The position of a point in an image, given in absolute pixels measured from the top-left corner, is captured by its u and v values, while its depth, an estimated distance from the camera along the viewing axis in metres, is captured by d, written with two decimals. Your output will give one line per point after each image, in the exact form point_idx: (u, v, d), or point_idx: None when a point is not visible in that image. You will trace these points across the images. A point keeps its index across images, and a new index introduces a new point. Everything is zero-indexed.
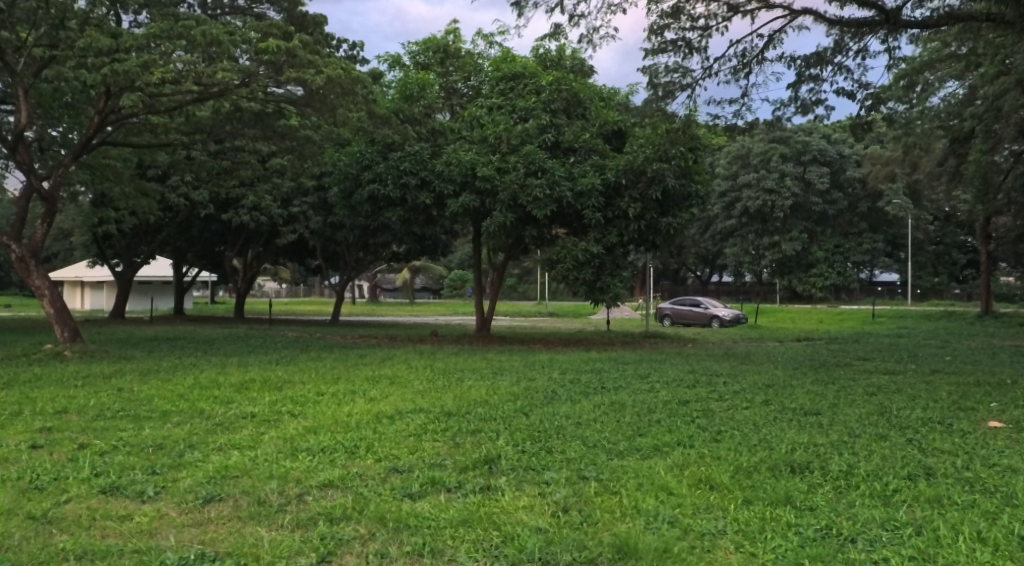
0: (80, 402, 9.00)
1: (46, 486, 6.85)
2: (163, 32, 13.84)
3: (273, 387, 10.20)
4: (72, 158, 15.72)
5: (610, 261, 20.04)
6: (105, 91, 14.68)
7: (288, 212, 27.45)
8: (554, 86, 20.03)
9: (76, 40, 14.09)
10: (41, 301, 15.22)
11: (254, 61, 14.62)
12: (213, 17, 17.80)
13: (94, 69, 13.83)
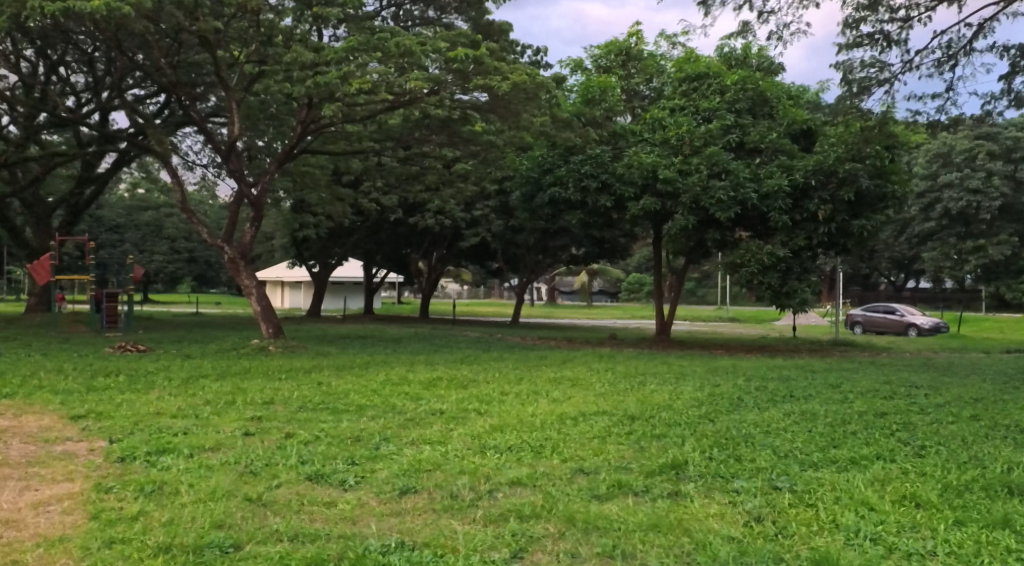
0: (285, 394, 9.57)
1: (259, 471, 7.34)
2: (360, 45, 14.38)
3: (459, 384, 10.49)
4: (277, 166, 16.85)
5: (797, 265, 19.35)
6: (306, 102, 15.63)
7: (471, 215, 28.38)
8: (739, 85, 19.95)
9: (283, 55, 15.06)
10: (249, 299, 16.29)
11: (443, 70, 15.04)
12: (405, 29, 19.11)
13: (297, 82, 14.74)
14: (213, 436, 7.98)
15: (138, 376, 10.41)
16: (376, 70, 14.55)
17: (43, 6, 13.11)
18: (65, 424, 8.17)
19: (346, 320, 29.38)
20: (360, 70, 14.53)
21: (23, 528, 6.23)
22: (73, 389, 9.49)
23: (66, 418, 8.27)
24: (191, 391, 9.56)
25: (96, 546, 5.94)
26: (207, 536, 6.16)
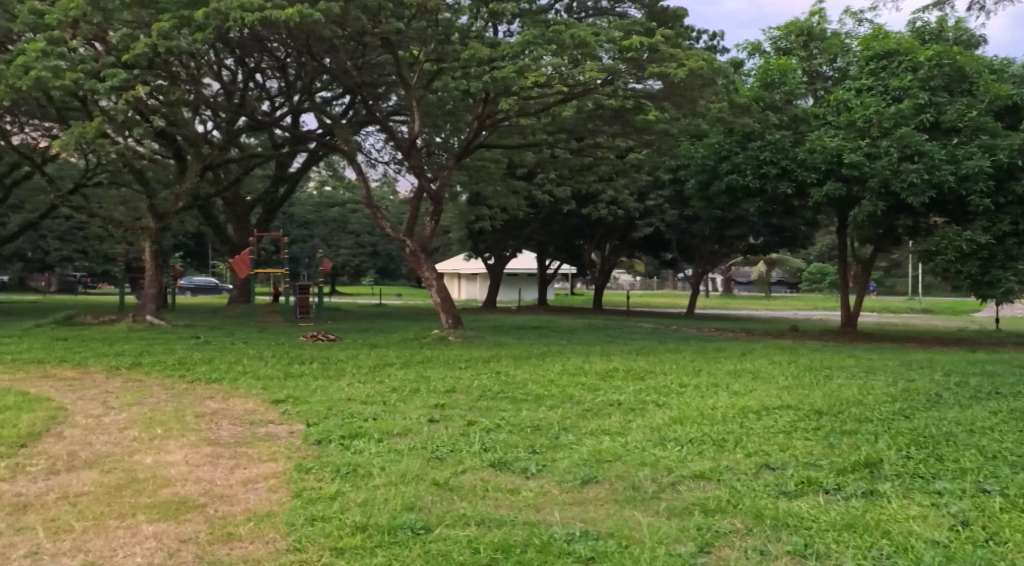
0: (466, 382, 9.85)
1: (445, 457, 7.57)
2: (536, 38, 14.77)
3: (637, 375, 10.52)
4: (455, 162, 17.39)
5: (1001, 252, 18.05)
6: (483, 97, 15.95)
7: (645, 206, 28.23)
8: (933, 62, 18.55)
9: (460, 53, 15.47)
10: (430, 291, 16.87)
11: (616, 59, 14.97)
12: (578, 21, 19.41)
13: (475, 78, 15.16)
14: (400, 422, 8.31)
15: (330, 363, 11.05)
16: (550, 64, 14.66)
17: (243, 16, 14.09)
18: (266, 408, 8.77)
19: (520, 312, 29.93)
20: (535, 64, 14.73)
21: (235, 503, 6.69)
22: (273, 375, 10.21)
23: (268, 402, 8.86)
24: (378, 379, 10.03)
25: (300, 523, 6.29)
26: (400, 518, 6.40)
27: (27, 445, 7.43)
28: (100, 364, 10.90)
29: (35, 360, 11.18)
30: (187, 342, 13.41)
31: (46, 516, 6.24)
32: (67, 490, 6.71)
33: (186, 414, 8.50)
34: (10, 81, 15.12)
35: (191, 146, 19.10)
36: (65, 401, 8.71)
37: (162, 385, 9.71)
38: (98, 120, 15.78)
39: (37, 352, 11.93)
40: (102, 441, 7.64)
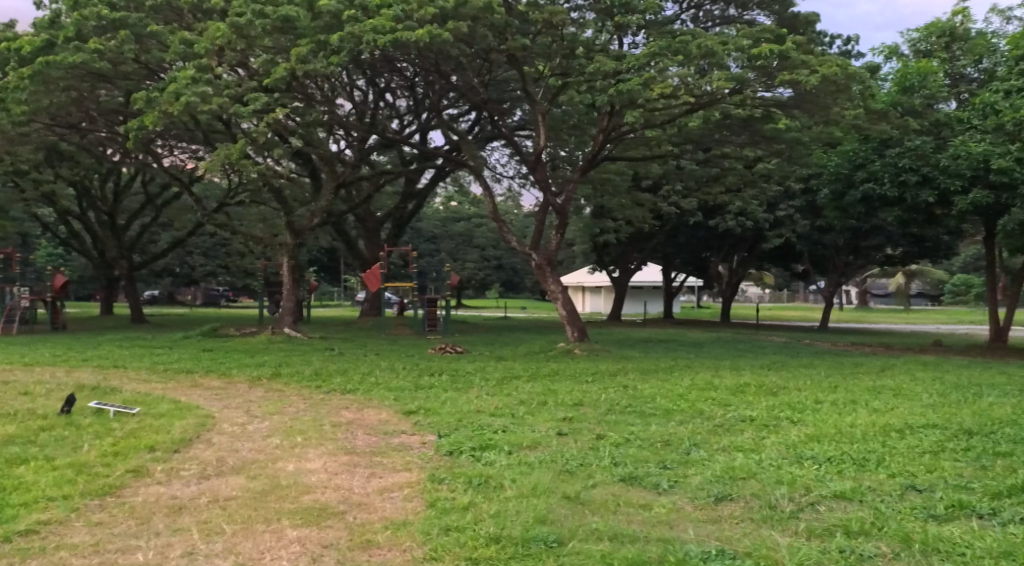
0: (594, 396, 9.86)
1: (575, 470, 7.58)
2: (663, 49, 14.66)
3: (769, 391, 10.28)
4: (580, 175, 17.44)
5: None
6: (609, 110, 16.05)
7: (774, 216, 27.55)
8: None
9: (586, 66, 15.48)
10: (555, 304, 16.96)
11: (745, 68, 14.66)
12: (705, 30, 18.80)
13: (600, 91, 15.26)
14: (530, 435, 8.37)
15: (458, 375, 11.24)
16: (676, 74, 14.74)
17: (375, 38, 14.72)
18: (399, 418, 8.99)
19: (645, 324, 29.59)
20: (661, 75, 14.75)
21: (373, 510, 6.87)
22: (404, 387, 10.47)
23: (400, 414, 9.08)
24: (506, 391, 10.16)
25: (435, 532, 6.40)
26: (533, 530, 6.42)
27: (180, 450, 7.86)
28: (243, 374, 11.43)
29: (184, 369, 11.83)
30: (322, 353, 13.92)
31: (200, 518, 6.58)
32: (217, 494, 7.05)
33: (324, 424, 8.80)
34: (163, 106, 16.03)
35: (325, 164, 19.88)
36: (212, 409, 9.18)
37: (300, 395, 10.11)
38: (242, 141, 16.63)
39: (187, 362, 12.62)
40: (247, 448, 8.01)
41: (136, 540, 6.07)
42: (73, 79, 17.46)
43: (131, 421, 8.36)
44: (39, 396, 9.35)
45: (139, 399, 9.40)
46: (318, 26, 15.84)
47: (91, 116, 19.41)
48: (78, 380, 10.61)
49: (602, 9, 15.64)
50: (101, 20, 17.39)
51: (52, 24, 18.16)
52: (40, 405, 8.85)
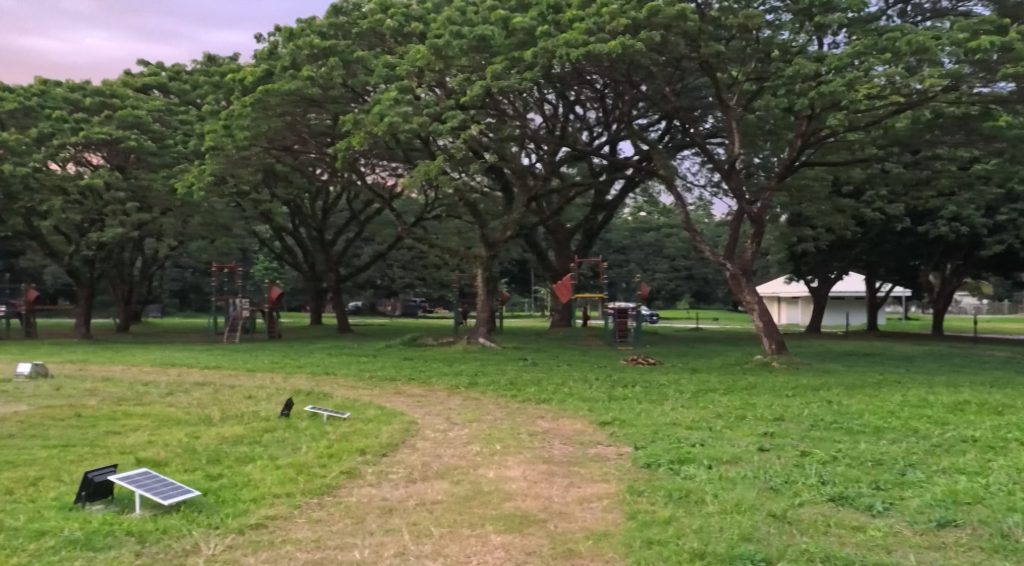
0: (795, 411, 9.57)
1: (780, 488, 7.29)
2: (869, 48, 14.20)
3: (993, 410, 9.58)
4: (777, 182, 16.92)
5: None
6: (809, 115, 15.58)
7: (993, 220, 25.54)
8: None
9: (785, 70, 15.12)
10: (752, 315, 16.61)
11: (961, 62, 13.87)
12: (914, 24, 17.95)
13: (801, 95, 14.87)
14: (729, 449, 8.20)
15: (652, 388, 11.19)
16: (882, 74, 14.14)
17: (568, 52, 14.88)
18: (595, 429, 9.04)
19: (844, 337, 28.24)
20: (866, 75, 14.19)
21: (573, 520, 6.88)
22: (597, 397, 10.53)
23: (595, 424, 9.14)
24: (703, 404, 10.03)
25: (637, 545, 6.26)
26: (737, 547, 6.09)
27: (387, 454, 8.21)
28: (442, 382, 11.85)
29: (388, 377, 12.43)
30: (516, 363, 14.20)
31: (409, 520, 6.83)
32: (424, 497, 7.31)
33: (521, 433, 8.98)
34: (368, 127, 17.04)
35: (518, 178, 20.33)
36: (415, 416, 9.59)
37: (496, 403, 10.37)
38: (440, 159, 17.28)
39: (390, 370, 13.24)
40: (449, 454, 8.27)
41: (351, 538, 6.38)
42: (288, 105, 18.91)
43: (342, 426, 8.84)
44: (261, 399, 10.08)
45: (348, 404, 9.96)
46: (512, 44, 16.36)
47: (304, 139, 20.53)
48: (293, 385, 11.40)
49: (800, 10, 15.26)
50: (313, 49, 18.53)
51: (271, 54, 19.35)
52: (262, 408, 9.53)
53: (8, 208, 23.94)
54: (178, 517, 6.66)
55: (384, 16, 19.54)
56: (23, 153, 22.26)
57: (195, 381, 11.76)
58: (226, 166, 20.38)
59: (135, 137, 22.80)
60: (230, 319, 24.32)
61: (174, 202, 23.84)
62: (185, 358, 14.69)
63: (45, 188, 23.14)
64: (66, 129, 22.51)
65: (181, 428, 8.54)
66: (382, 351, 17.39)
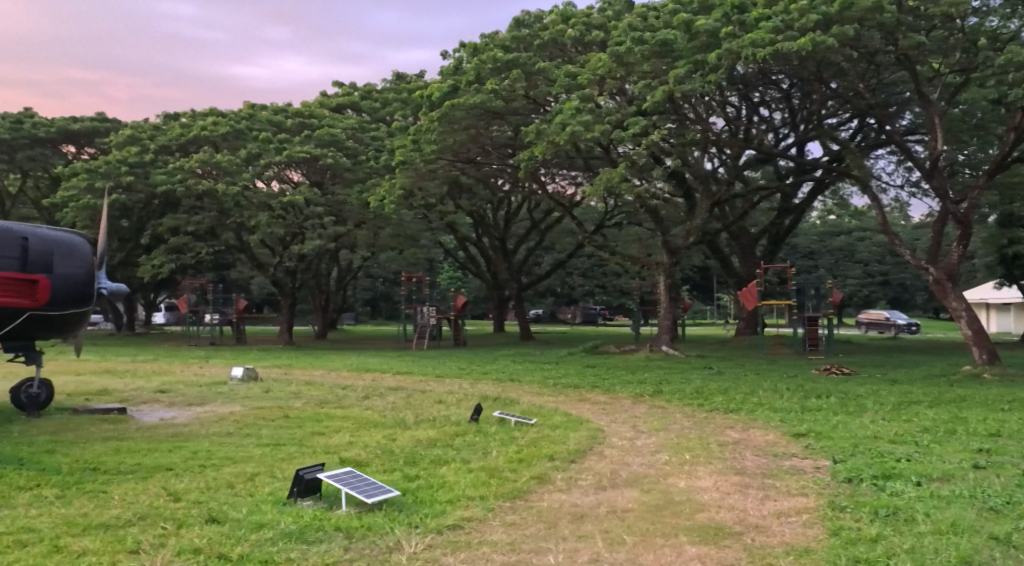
0: (1012, 427, 8.94)
1: (1002, 509, 6.67)
2: None
3: None
4: (987, 180, 15.69)
5: None
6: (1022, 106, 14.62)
7: None
8: None
9: (995, 60, 14.27)
10: (960, 323, 15.66)
11: None
12: None
13: (1015, 84, 13.90)
14: (940, 466, 7.71)
15: (849, 399, 10.74)
16: None
17: (754, 52, 14.60)
18: (788, 441, 8.78)
19: None
20: None
21: (771, 534, 6.55)
22: (789, 408, 10.21)
23: (788, 436, 8.89)
24: (905, 417, 9.54)
25: (843, 563, 5.80)
26: None
27: (575, 461, 8.24)
28: (626, 391, 11.81)
29: (572, 384, 12.52)
30: (701, 372, 13.96)
31: (601, 527, 6.78)
32: (615, 505, 7.25)
33: (710, 442, 8.81)
34: (551, 137, 17.26)
35: (700, 184, 19.71)
36: (601, 423, 9.60)
37: (683, 413, 10.26)
38: (623, 166, 17.23)
39: (573, 377, 13.35)
40: (638, 463, 8.20)
41: (544, 543, 6.38)
42: (473, 119, 19.53)
43: (531, 431, 8.96)
44: (452, 404, 10.37)
45: (535, 410, 10.12)
46: (695, 47, 16.15)
47: (487, 150, 21.12)
48: (481, 391, 11.73)
49: None
50: (496, 63, 18.89)
51: (456, 70, 19.79)
52: (453, 413, 9.82)
53: (222, 224, 25.91)
54: (381, 515, 6.94)
55: (565, 26, 19.49)
56: (235, 172, 24.00)
57: (390, 385, 12.31)
58: (415, 180, 21.48)
59: (331, 155, 24.20)
60: (419, 327, 25.31)
61: (367, 216, 25.01)
62: (379, 364, 15.41)
63: (253, 206, 24.38)
64: (271, 149, 24.20)
65: (378, 430, 8.94)
66: (568, 358, 17.50)
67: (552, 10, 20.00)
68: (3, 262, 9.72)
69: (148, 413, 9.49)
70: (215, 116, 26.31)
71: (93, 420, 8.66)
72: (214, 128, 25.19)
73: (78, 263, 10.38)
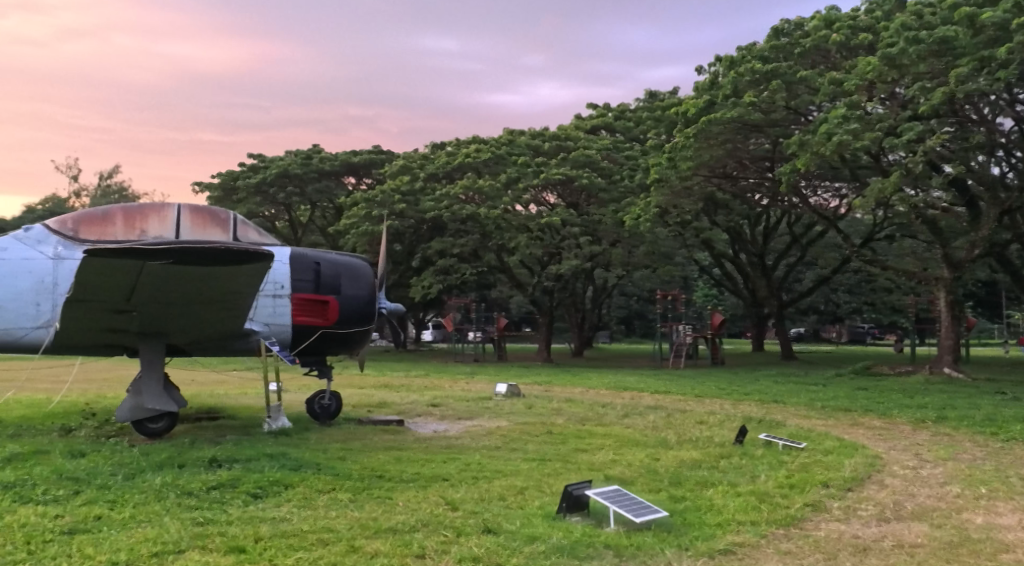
0: None
1: None
2: None
3: None
4: None
5: None
6: None
7: None
8: None
9: None
10: None
11: None
12: None
13: None
14: None
15: None
16: None
17: None
18: None
19: None
20: None
21: None
22: None
23: None
24: None
25: None
26: None
27: (852, 489, 7.78)
28: (905, 416, 11.06)
29: (842, 408, 11.91)
30: (991, 398, 12.72)
31: (887, 562, 6.26)
32: (902, 539, 6.70)
33: (1010, 476, 8.04)
34: (815, 148, 16.72)
35: (987, 191, 17.91)
36: (878, 450, 9.05)
37: (973, 442, 9.45)
38: (895, 176, 16.27)
39: (842, 400, 12.71)
40: (925, 494, 7.62)
41: None
42: (729, 132, 19.45)
43: (801, 456, 8.61)
44: (714, 425, 10.18)
45: (804, 434, 9.72)
46: (982, 42, 15.22)
47: (745, 164, 20.98)
48: (744, 412, 11.45)
49: None
50: (755, 74, 18.80)
51: (711, 85, 20.14)
52: (716, 434, 9.66)
53: (484, 246, 27.09)
54: (650, 535, 6.87)
55: (829, 32, 18.52)
56: (496, 197, 25.17)
57: (649, 404, 12.33)
58: (670, 198, 21.44)
59: (586, 175, 24.82)
60: (675, 346, 25.06)
61: (622, 234, 25.26)
62: (634, 382, 15.47)
63: (512, 228, 25.29)
64: (529, 173, 25.37)
65: (642, 449, 8.94)
66: (835, 380, 16.64)
67: (814, 15, 18.95)
68: (300, 284, 10.28)
69: (422, 426, 10.10)
70: (478, 144, 28.02)
71: (377, 430, 9.36)
72: (477, 155, 26.67)
73: (362, 286, 10.72)
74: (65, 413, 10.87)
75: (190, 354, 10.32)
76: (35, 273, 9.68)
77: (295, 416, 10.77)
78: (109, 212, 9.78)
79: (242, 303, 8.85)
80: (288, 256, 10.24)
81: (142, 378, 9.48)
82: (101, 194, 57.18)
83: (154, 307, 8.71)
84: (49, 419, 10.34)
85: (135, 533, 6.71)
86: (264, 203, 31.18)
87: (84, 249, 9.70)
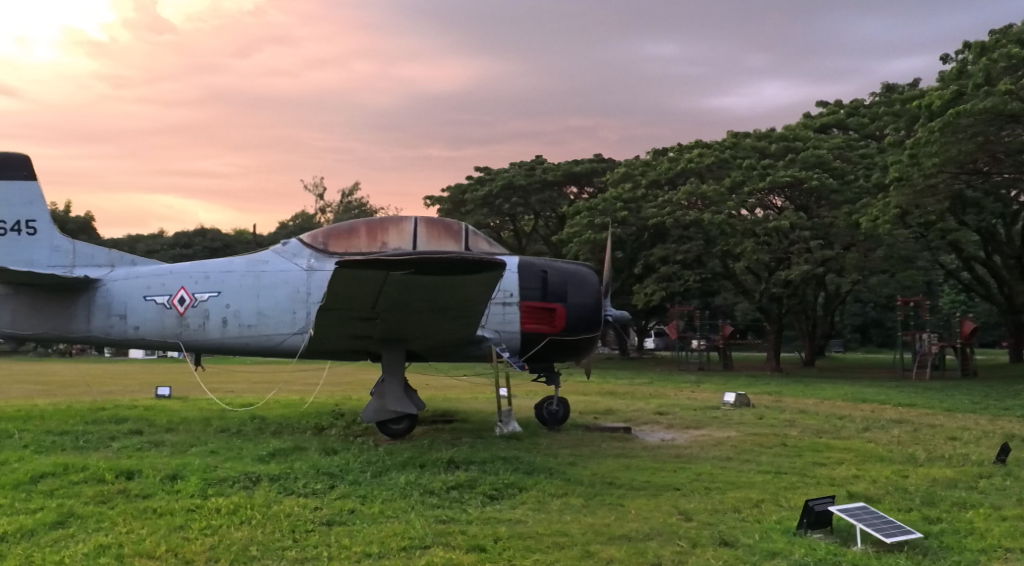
0: None
1: None
2: None
3: None
4: None
5: None
6: None
7: None
8: None
9: None
10: None
11: None
12: None
13: None
14: None
15: None
16: None
17: None
18: None
19: None
20: None
21: None
22: None
23: None
24: None
25: None
26: None
27: None
28: None
29: None
30: None
31: None
32: None
33: None
34: None
35: None
36: None
37: None
38: None
39: None
40: None
41: None
42: (982, 125, 17.85)
43: None
44: (970, 442, 9.47)
45: None
46: None
47: (999, 158, 19.14)
48: (1005, 429, 10.54)
49: None
50: (1011, 60, 17.59)
51: (960, 74, 19.15)
52: (973, 451, 8.96)
53: (708, 253, 26.67)
54: (904, 557, 6.41)
55: None
56: (720, 202, 24.89)
57: (893, 417, 11.64)
58: (913, 198, 20.39)
59: (817, 177, 23.81)
60: (917, 356, 23.52)
61: (857, 236, 23.69)
62: (875, 395, 14.64)
63: (738, 233, 24.67)
64: (755, 176, 24.75)
65: (886, 465, 8.46)
66: None
67: None
68: (527, 292, 10.58)
69: (650, 434, 10.15)
70: (701, 148, 27.53)
71: (606, 437, 9.51)
72: (700, 159, 26.29)
73: (588, 293, 10.87)
74: (316, 412, 11.83)
75: (425, 359, 10.89)
76: (291, 283, 10.68)
77: (523, 421, 11.09)
78: (353, 226, 10.62)
79: (476, 309, 9.23)
80: (516, 265, 10.57)
81: (385, 381, 10.14)
82: (342, 210, 62.15)
83: (396, 315, 9.27)
84: (302, 418, 11.30)
85: (384, 528, 7.12)
86: (490, 215, 32.97)
87: (334, 262, 10.62)
